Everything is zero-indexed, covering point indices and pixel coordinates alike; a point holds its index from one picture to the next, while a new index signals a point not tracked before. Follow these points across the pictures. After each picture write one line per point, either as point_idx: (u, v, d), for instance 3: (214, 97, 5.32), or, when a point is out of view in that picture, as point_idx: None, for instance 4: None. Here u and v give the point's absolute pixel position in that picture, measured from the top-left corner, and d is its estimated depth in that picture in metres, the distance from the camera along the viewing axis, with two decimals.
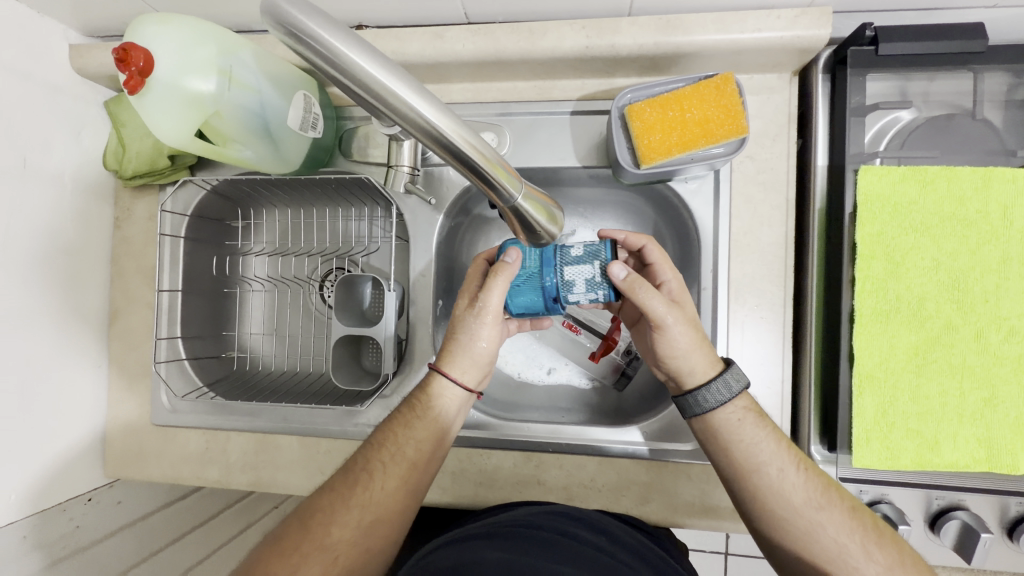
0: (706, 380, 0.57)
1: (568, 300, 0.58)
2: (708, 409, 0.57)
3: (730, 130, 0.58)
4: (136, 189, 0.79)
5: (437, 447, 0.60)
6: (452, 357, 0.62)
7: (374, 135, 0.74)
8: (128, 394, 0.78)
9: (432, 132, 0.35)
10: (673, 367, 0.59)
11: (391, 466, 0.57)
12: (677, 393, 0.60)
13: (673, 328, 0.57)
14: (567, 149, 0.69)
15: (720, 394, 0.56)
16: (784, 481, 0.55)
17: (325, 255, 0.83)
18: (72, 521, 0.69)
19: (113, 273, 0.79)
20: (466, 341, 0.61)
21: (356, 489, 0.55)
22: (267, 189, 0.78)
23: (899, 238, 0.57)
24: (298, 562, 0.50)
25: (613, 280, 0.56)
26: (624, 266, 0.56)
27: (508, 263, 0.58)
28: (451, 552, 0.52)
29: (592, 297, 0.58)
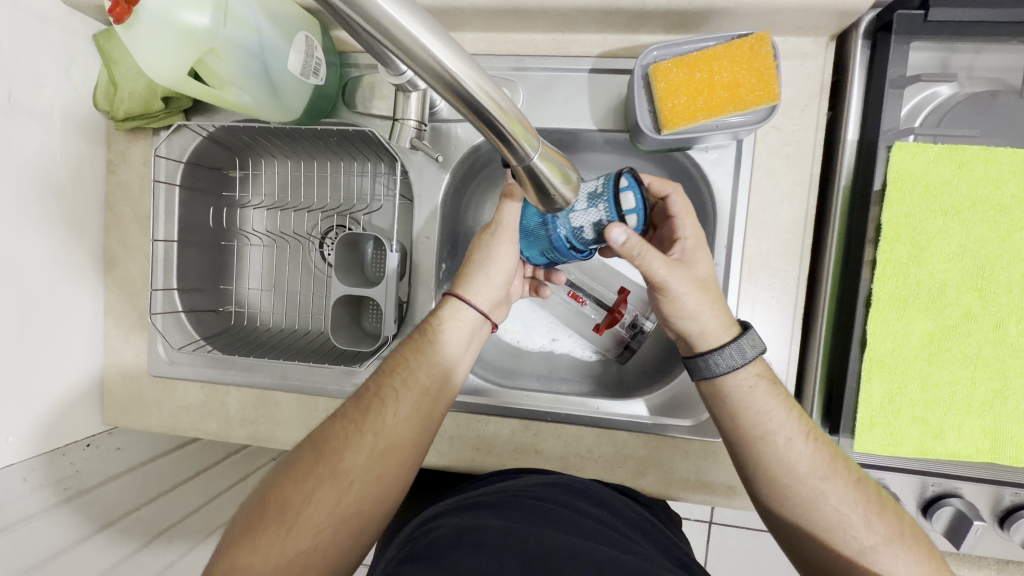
0: (720, 344, 0.56)
1: (572, 226, 0.55)
2: (719, 374, 0.56)
3: (762, 97, 0.54)
4: (130, 132, 0.75)
5: (449, 374, 0.60)
6: (467, 281, 0.63)
7: (380, 85, 0.69)
8: (125, 344, 0.77)
9: (446, 75, 0.32)
10: (683, 329, 0.58)
11: (404, 393, 0.56)
12: (686, 355, 0.59)
13: (678, 289, 0.56)
14: (583, 110, 0.66)
15: (733, 357, 0.55)
16: (791, 451, 0.54)
17: (326, 212, 0.80)
18: (72, 466, 0.69)
19: (108, 219, 0.76)
20: (482, 262, 0.63)
21: (369, 416, 0.54)
22: (267, 138, 0.75)
23: (927, 222, 0.54)
24: (313, 486, 0.50)
25: (612, 245, 0.52)
26: (622, 229, 0.51)
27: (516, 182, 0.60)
28: (456, 517, 0.53)
29: (593, 215, 0.53)
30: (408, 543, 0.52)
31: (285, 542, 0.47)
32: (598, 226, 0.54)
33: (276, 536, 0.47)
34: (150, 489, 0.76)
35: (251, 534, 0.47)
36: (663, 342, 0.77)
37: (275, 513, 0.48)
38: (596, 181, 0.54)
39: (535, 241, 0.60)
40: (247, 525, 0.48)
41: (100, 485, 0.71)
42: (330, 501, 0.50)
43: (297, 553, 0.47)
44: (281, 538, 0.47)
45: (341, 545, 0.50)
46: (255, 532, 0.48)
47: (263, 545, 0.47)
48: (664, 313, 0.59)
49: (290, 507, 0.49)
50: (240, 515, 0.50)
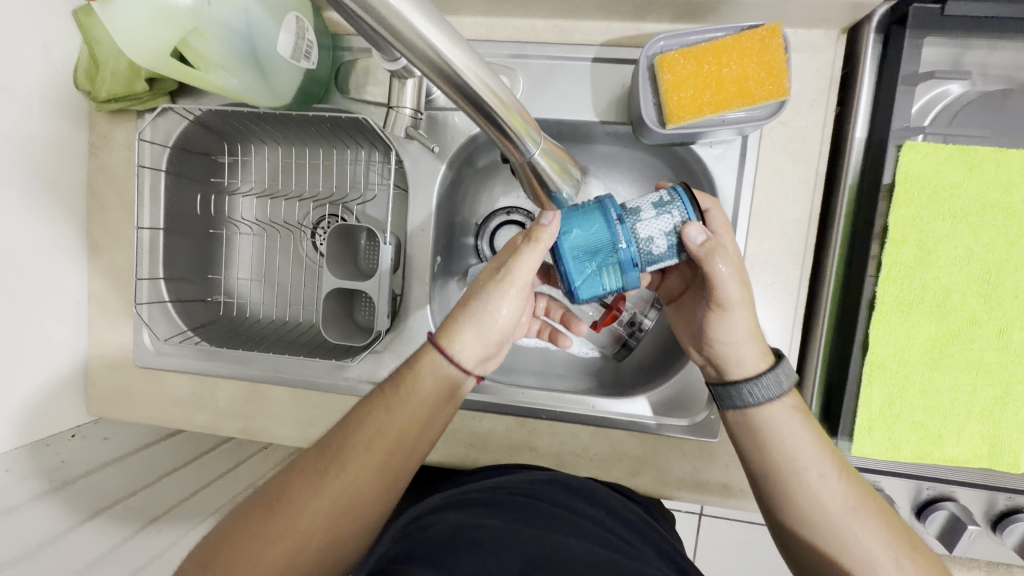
0: (757, 374, 0.53)
1: (642, 237, 0.51)
2: (752, 404, 0.53)
3: (771, 91, 0.52)
4: (113, 114, 0.72)
5: (430, 419, 0.52)
6: (455, 335, 0.53)
7: (374, 70, 0.67)
8: (110, 334, 0.74)
9: (441, 63, 0.30)
10: (720, 353, 0.56)
11: (374, 442, 0.48)
12: (716, 380, 0.57)
13: (735, 314, 0.53)
14: (585, 101, 0.63)
15: (770, 390, 0.52)
16: (824, 487, 0.50)
17: (318, 201, 0.78)
18: (58, 456, 0.69)
19: (91, 204, 0.74)
20: (480, 314, 0.54)
21: (336, 463, 0.47)
22: (257, 123, 0.72)
23: (935, 224, 0.53)
24: (261, 546, 0.43)
25: (692, 245, 0.50)
26: (701, 229, 0.50)
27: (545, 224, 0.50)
28: (453, 516, 0.52)
29: (666, 223, 0.51)
30: (401, 537, 0.52)
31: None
32: (672, 234, 0.51)
33: None
34: (138, 480, 0.73)
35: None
36: (662, 341, 0.76)
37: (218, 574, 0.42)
38: (656, 192, 0.53)
39: (594, 260, 0.51)
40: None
41: (84, 477, 0.68)
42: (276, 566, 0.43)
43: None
44: None
45: None
46: None
47: None
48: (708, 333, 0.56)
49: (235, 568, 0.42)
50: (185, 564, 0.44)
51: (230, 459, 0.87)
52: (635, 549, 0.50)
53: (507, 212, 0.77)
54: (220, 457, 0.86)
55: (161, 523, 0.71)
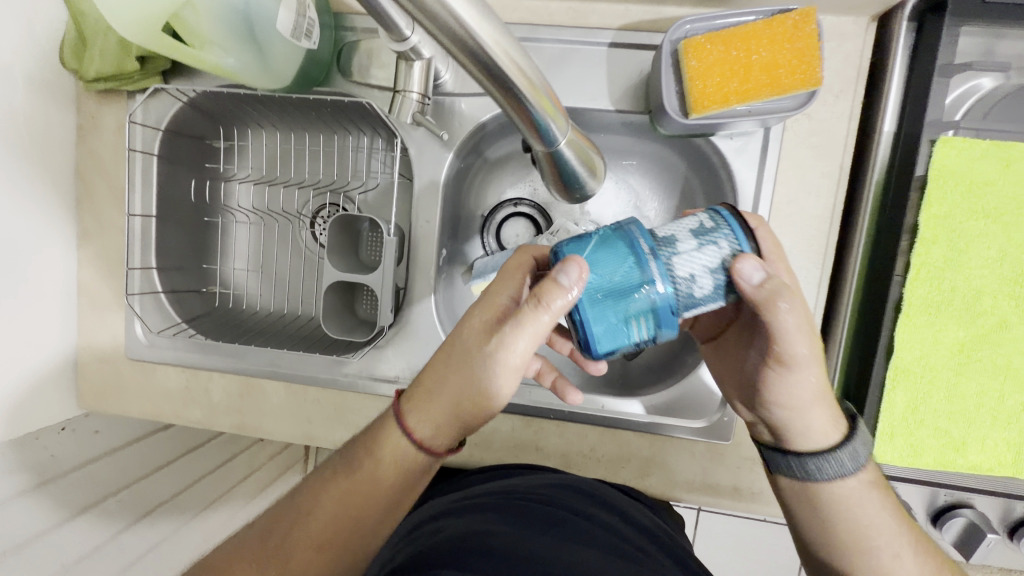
0: (827, 448, 0.48)
1: (681, 275, 0.38)
2: (823, 479, 0.48)
3: (803, 80, 0.50)
4: (102, 94, 0.69)
5: (394, 496, 0.47)
6: (426, 411, 0.46)
7: (378, 52, 0.64)
8: (100, 325, 0.72)
9: (472, 45, 0.29)
10: (776, 418, 0.50)
11: (334, 506, 0.47)
12: (770, 443, 0.52)
13: (801, 375, 0.46)
14: (599, 88, 0.60)
15: (844, 465, 0.47)
16: (899, 566, 0.47)
17: (318, 189, 0.75)
18: (47, 450, 0.65)
19: (80, 189, 0.70)
20: (461, 387, 0.44)
21: (297, 522, 0.46)
22: (254, 106, 0.69)
23: (967, 223, 0.51)
24: None
25: (745, 284, 0.38)
26: (758, 264, 0.38)
27: (564, 284, 0.37)
28: (461, 522, 0.52)
29: (710, 257, 0.39)
30: (407, 543, 0.52)
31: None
32: (719, 270, 0.39)
33: None
34: (130, 473, 0.73)
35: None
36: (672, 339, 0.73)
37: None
38: (694, 216, 0.41)
39: (617, 307, 0.38)
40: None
41: (71, 472, 0.66)
42: None
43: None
44: None
45: None
46: None
47: None
48: (766, 395, 0.49)
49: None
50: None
51: (224, 453, 0.89)
52: (649, 557, 0.49)
53: (515, 204, 0.75)
54: (215, 450, 0.87)
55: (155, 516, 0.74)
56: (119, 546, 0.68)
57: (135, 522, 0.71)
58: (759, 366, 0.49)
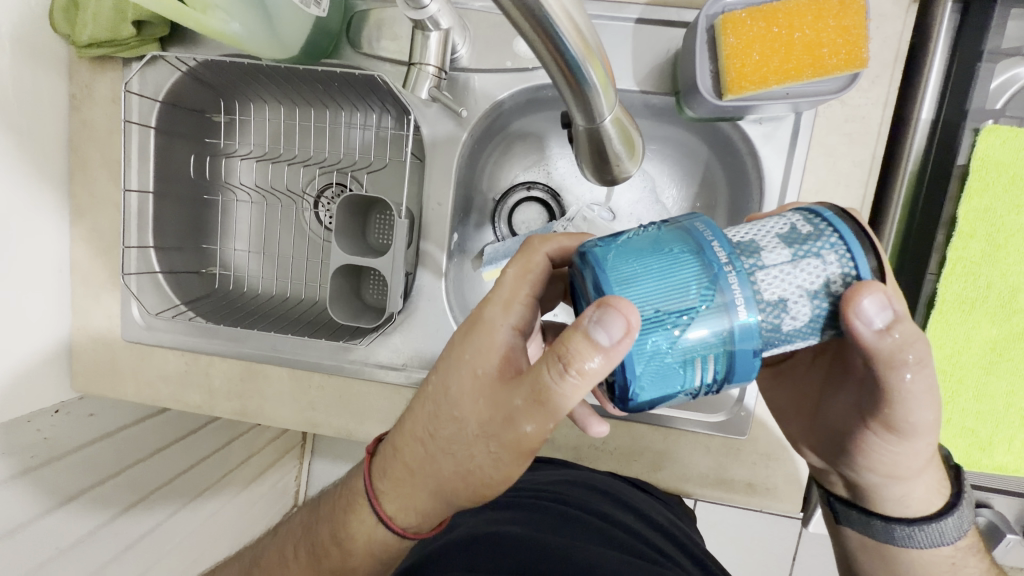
0: (925, 517, 0.46)
1: (771, 300, 0.33)
2: (916, 547, 0.47)
3: (847, 61, 0.47)
4: (95, 62, 0.65)
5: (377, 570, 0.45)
6: (415, 492, 0.42)
7: (390, 22, 0.61)
8: (95, 305, 0.69)
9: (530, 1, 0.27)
10: (866, 480, 0.47)
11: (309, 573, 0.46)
12: (844, 496, 0.51)
13: (915, 445, 0.43)
14: (623, 67, 0.57)
15: (942, 536, 0.46)
16: None
17: (323, 167, 0.71)
18: (40, 432, 0.63)
19: (73, 162, 0.67)
20: (455, 467, 0.40)
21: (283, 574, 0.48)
22: (258, 78, 0.66)
23: (1008, 217, 0.50)
24: None
25: (860, 322, 0.33)
26: (881, 299, 0.33)
27: (597, 346, 0.32)
28: (475, 522, 0.52)
29: (812, 277, 0.33)
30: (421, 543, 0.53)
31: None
32: (818, 295, 0.33)
33: None
34: (128, 455, 0.70)
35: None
36: None
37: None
38: (786, 219, 0.35)
39: (686, 345, 0.32)
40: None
41: (68, 455, 0.63)
42: None
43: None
44: None
45: None
46: None
47: None
48: (865, 462, 0.46)
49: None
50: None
51: (222, 437, 0.86)
52: (663, 555, 0.49)
53: (527, 188, 0.72)
54: (212, 434, 0.84)
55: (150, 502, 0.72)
56: (113, 531, 0.66)
57: (123, 513, 0.68)
58: (857, 426, 0.46)
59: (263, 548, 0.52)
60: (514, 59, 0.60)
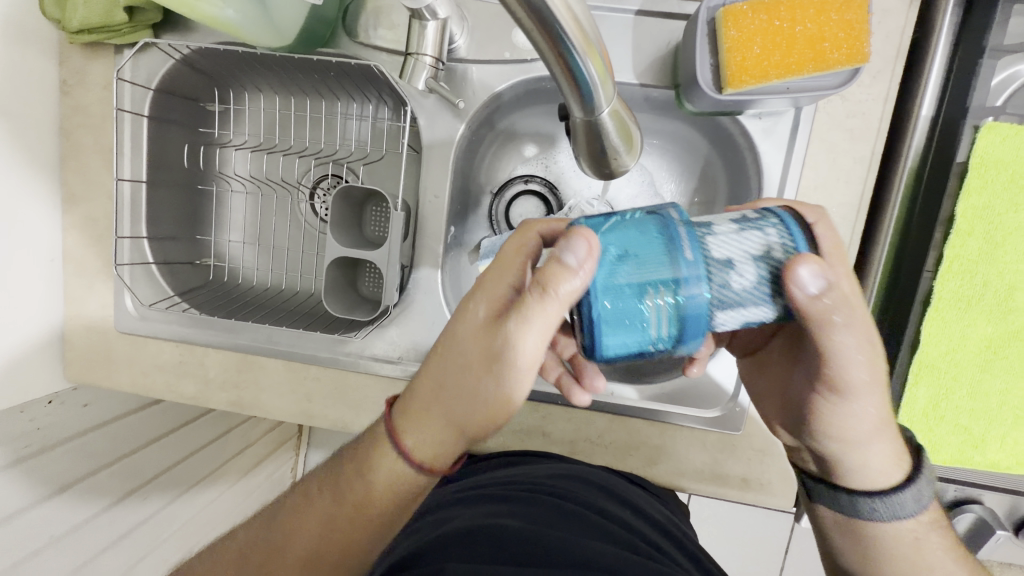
0: (886, 488, 0.46)
1: (718, 261, 0.35)
2: (872, 518, 0.47)
3: (848, 56, 0.47)
4: (87, 48, 0.64)
5: (393, 518, 0.44)
6: (432, 425, 0.42)
7: (387, 11, 0.60)
8: (88, 295, 0.68)
9: None
10: (832, 452, 0.47)
11: (319, 536, 0.44)
12: (817, 475, 0.50)
13: (858, 405, 0.43)
14: (623, 60, 0.57)
15: (901, 508, 0.46)
16: None
17: (320, 158, 0.71)
18: (33, 423, 0.61)
19: (65, 149, 0.66)
20: (468, 399, 0.40)
21: (277, 551, 0.45)
22: (253, 66, 0.65)
23: (1006, 215, 0.50)
24: None
25: (796, 289, 0.35)
26: (816, 268, 0.35)
27: (565, 267, 0.34)
28: (471, 514, 0.51)
29: (756, 247, 0.36)
30: (411, 534, 0.51)
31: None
32: (762, 262, 0.35)
33: None
34: (124, 446, 0.70)
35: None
36: None
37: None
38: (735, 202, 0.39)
39: (638, 292, 0.34)
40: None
41: (67, 441, 0.64)
42: None
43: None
44: None
45: None
46: None
47: None
48: (817, 428, 0.47)
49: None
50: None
51: (218, 428, 0.85)
52: (661, 552, 0.49)
53: (525, 181, 0.71)
54: (207, 426, 0.84)
55: (149, 489, 0.73)
56: (108, 520, 0.67)
57: (120, 500, 0.69)
58: (811, 394, 0.47)
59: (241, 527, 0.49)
60: (513, 50, 0.59)
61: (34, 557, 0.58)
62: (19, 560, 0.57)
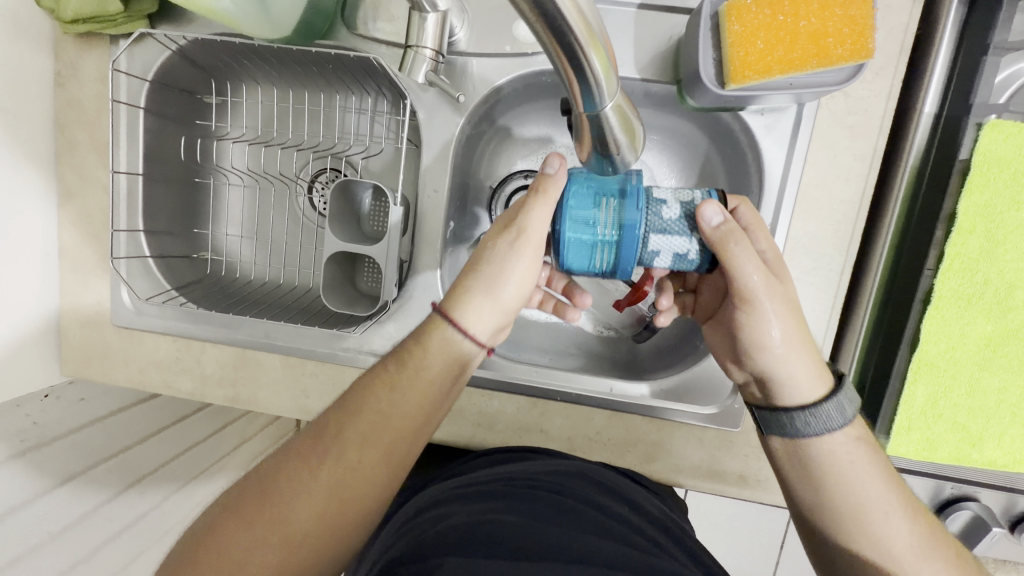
0: (815, 401, 0.47)
1: (653, 199, 0.48)
2: (805, 433, 0.47)
3: (852, 52, 0.46)
4: (82, 39, 0.63)
5: (440, 399, 0.45)
6: (469, 300, 0.46)
7: (386, 2, 0.59)
8: (84, 289, 0.67)
9: None
10: (763, 368, 0.49)
11: (376, 427, 0.42)
12: (762, 403, 0.51)
13: (764, 310, 0.47)
14: (624, 55, 0.56)
15: (831, 420, 0.46)
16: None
17: (317, 152, 0.70)
18: (29, 417, 0.63)
19: (59, 141, 0.65)
20: (494, 275, 0.47)
21: (330, 453, 0.41)
22: (250, 59, 0.64)
23: (1007, 213, 0.50)
24: (250, 544, 0.38)
25: (704, 223, 0.46)
26: (718, 208, 0.46)
27: (550, 173, 0.47)
28: (467, 510, 0.50)
29: (685, 198, 0.48)
30: (407, 531, 0.50)
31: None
32: (685, 206, 0.48)
33: None
34: (119, 441, 0.69)
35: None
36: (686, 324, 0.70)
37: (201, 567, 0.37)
38: None
39: (591, 209, 0.47)
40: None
41: (63, 437, 0.64)
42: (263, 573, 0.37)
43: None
44: None
45: None
46: None
47: None
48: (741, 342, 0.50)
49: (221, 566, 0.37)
50: (172, 555, 0.39)
51: (216, 423, 0.83)
52: (661, 549, 0.49)
53: (525, 176, 0.70)
54: (206, 420, 0.82)
55: (144, 485, 0.69)
56: (107, 516, 0.64)
57: (121, 493, 0.67)
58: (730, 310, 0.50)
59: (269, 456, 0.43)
60: (514, 43, 0.59)
61: (30, 554, 0.56)
62: (18, 556, 0.55)
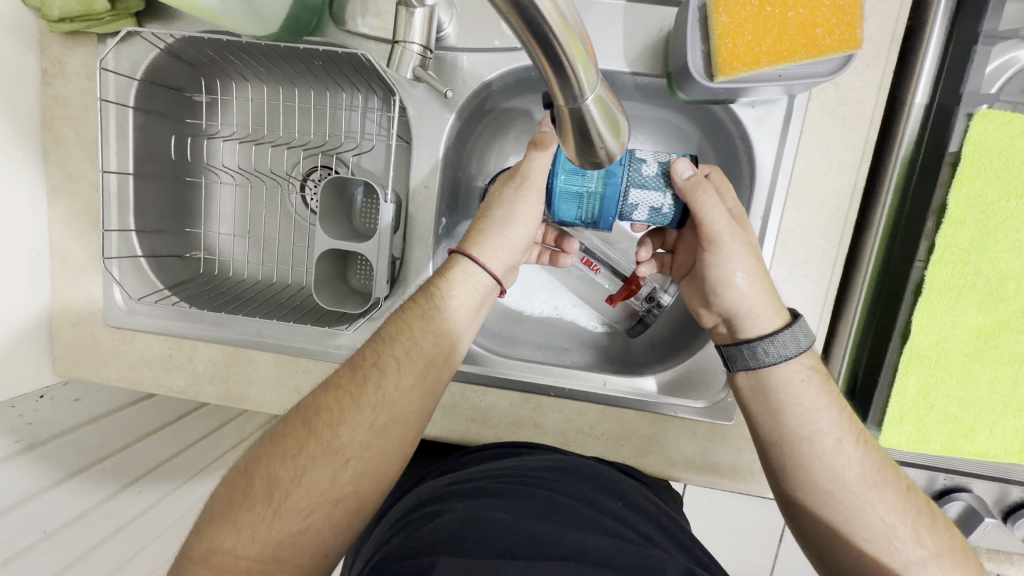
0: (771, 332, 0.51)
1: (634, 158, 0.52)
2: (766, 364, 0.51)
3: (841, 42, 0.46)
4: (69, 37, 0.62)
5: (457, 342, 0.52)
6: (482, 240, 0.55)
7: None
8: (77, 288, 0.67)
9: None
10: (729, 306, 0.53)
11: (405, 364, 0.49)
12: (730, 341, 0.54)
13: (730, 249, 0.51)
14: (614, 48, 0.56)
15: (787, 347, 0.50)
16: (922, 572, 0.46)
17: (308, 149, 0.70)
18: (23, 417, 0.62)
19: (46, 140, 0.65)
20: (502, 219, 0.55)
21: (366, 388, 0.47)
22: (239, 56, 0.64)
23: (998, 204, 0.50)
24: (305, 464, 0.44)
25: (675, 179, 0.51)
26: (689, 164, 0.51)
27: (547, 130, 0.53)
28: (462, 505, 0.50)
29: (663, 157, 0.52)
30: (401, 529, 0.50)
31: (270, 527, 0.42)
32: (663, 163, 0.52)
33: (263, 517, 0.42)
34: (113, 441, 0.69)
35: (232, 515, 0.42)
36: (677, 317, 0.71)
37: (257, 494, 0.43)
38: None
39: None
40: (224, 506, 0.43)
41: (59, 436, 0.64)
42: (323, 481, 0.44)
43: (283, 539, 0.42)
44: (269, 519, 0.42)
45: (336, 525, 0.44)
46: (236, 513, 0.42)
47: (246, 527, 0.41)
48: (710, 283, 0.53)
49: (275, 489, 0.43)
50: (220, 491, 0.44)
51: (212, 420, 0.83)
52: (653, 544, 0.49)
53: None
54: (202, 418, 0.82)
55: (142, 484, 0.70)
56: (103, 513, 0.64)
57: (119, 491, 0.68)
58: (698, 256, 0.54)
59: (313, 390, 0.48)
60: (503, 38, 0.59)
61: (25, 553, 0.56)
62: (13, 555, 0.54)
